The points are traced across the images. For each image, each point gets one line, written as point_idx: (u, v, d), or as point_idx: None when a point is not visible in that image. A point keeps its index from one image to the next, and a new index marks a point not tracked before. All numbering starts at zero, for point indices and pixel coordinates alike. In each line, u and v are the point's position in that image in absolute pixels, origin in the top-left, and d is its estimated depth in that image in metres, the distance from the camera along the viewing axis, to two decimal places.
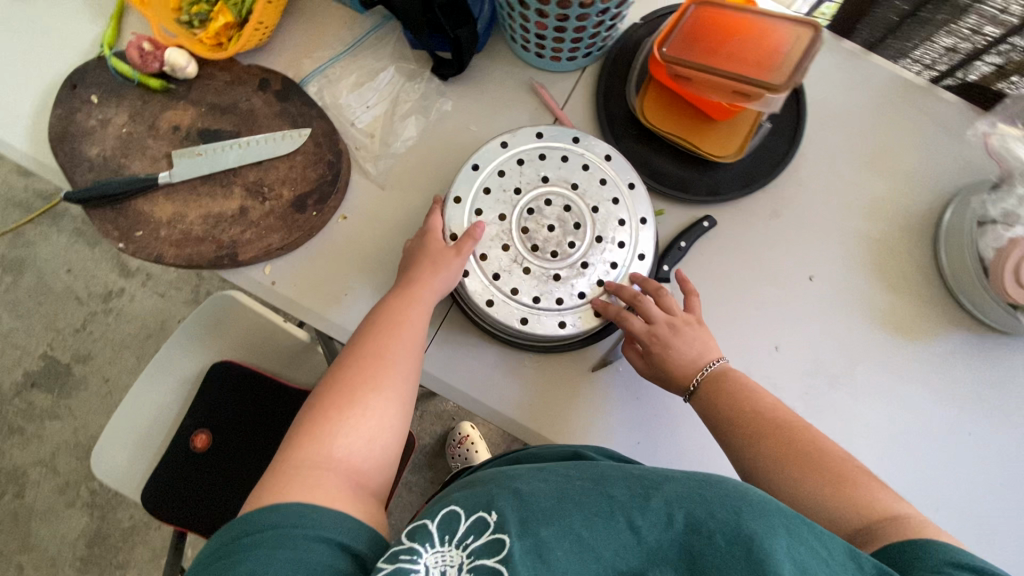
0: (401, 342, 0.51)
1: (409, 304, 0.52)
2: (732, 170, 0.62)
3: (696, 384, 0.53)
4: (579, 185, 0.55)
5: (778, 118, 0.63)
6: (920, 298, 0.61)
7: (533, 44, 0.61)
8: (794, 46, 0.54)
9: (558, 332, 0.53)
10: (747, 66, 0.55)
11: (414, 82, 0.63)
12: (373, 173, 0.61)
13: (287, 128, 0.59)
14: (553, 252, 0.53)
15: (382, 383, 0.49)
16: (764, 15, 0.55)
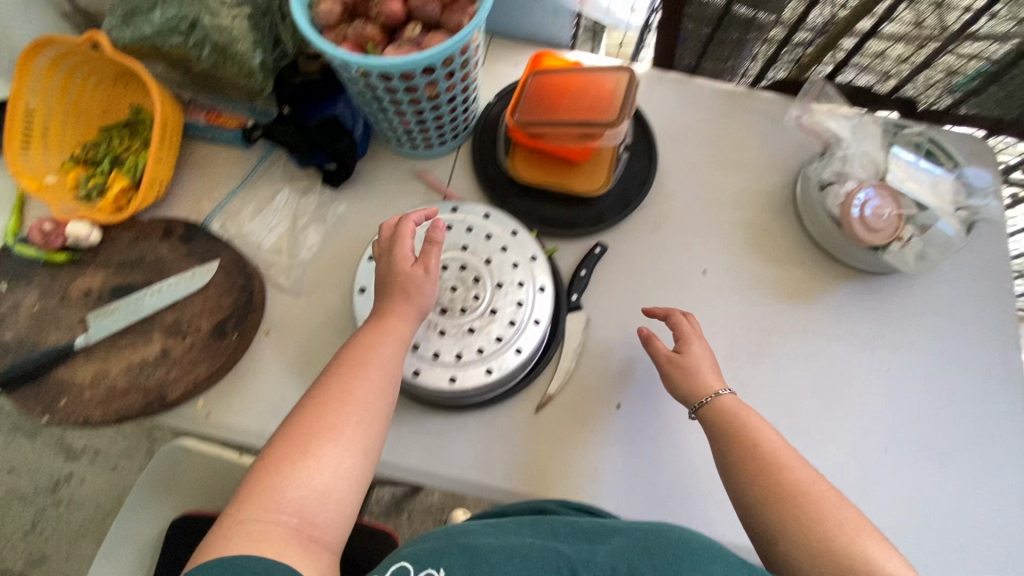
0: (371, 378, 0.50)
1: (380, 338, 0.52)
2: (609, 198, 0.69)
3: (707, 400, 0.56)
4: (469, 246, 0.61)
5: (632, 146, 0.72)
6: (800, 263, 0.69)
7: (405, 139, 0.69)
8: (619, 86, 0.64)
9: (487, 380, 0.55)
10: (587, 111, 0.63)
11: (308, 196, 0.69)
12: (288, 285, 0.65)
13: (195, 266, 0.63)
14: (461, 309, 0.57)
15: (343, 426, 0.47)
16: (589, 71, 0.66)
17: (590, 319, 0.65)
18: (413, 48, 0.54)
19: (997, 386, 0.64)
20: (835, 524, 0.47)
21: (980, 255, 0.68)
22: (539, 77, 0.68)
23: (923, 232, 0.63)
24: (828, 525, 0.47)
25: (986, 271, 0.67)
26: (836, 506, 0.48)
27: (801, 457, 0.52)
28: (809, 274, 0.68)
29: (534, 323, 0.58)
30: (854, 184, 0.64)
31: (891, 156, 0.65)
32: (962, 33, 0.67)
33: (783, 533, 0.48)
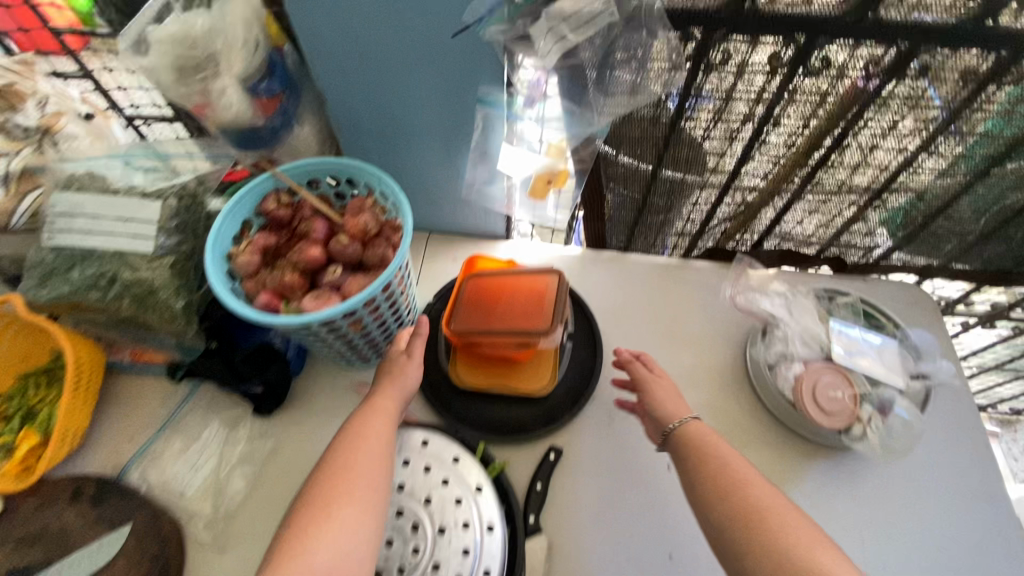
0: (370, 450, 0.52)
1: (370, 417, 0.55)
2: (556, 394, 0.67)
3: (677, 425, 0.57)
4: (406, 484, 0.56)
5: (576, 333, 0.71)
6: (769, 443, 0.65)
7: (341, 358, 0.66)
8: (552, 289, 0.64)
9: None
10: (521, 318, 0.62)
11: (239, 427, 0.64)
12: (211, 539, 0.58)
13: (104, 534, 0.56)
14: (399, 568, 0.51)
15: (349, 497, 0.48)
16: (521, 275, 0.66)
17: (550, 542, 0.59)
18: (333, 295, 0.53)
19: (1003, 565, 0.58)
20: (817, 551, 0.45)
21: (947, 414, 0.65)
22: (473, 280, 0.68)
23: (883, 416, 0.59)
24: (794, 539, 0.45)
25: (957, 433, 0.64)
26: (794, 521, 0.47)
27: (779, 491, 0.50)
28: (780, 454, 0.64)
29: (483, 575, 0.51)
30: (801, 366, 0.62)
31: (831, 330, 0.64)
32: (874, 203, 0.69)
33: (734, 527, 0.48)
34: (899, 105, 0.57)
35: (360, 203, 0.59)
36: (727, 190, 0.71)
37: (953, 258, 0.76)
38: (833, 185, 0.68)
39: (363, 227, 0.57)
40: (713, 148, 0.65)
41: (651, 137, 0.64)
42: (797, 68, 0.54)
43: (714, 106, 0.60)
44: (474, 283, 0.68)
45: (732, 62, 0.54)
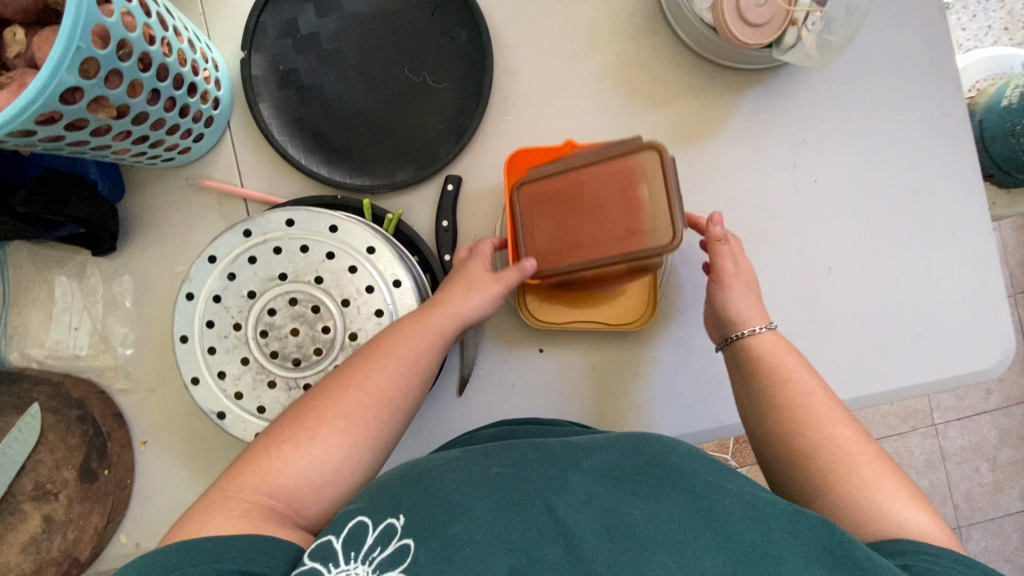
0: (396, 366, 0.42)
1: (415, 332, 0.43)
2: (443, 120, 0.54)
3: (738, 338, 0.46)
4: (287, 271, 0.47)
5: (434, 11, 0.54)
6: (694, 90, 0.54)
7: (151, 159, 0.50)
8: (648, 177, 0.44)
9: None
10: (618, 234, 0.45)
11: (91, 276, 0.54)
12: (133, 385, 0.55)
13: (15, 417, 0.51)
14: (316, 350, 0.46)
15: (356, 419, 0.39)
16: (601, 163, 0.45)
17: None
18: (31, 75, 0.36)
19: (938, 147, 0.54)
20: (857, 464, 0.37)
21: None
22: (526, 190, 0.48)
23: (821, 5, 0.46)
24: (848, 450, 0.38)
25: (907, 6, 0.53)
26: (875, 472, 0.37)
27: (813, 371, 0.44)
28: (706, 99, 0.54)
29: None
30: None
31: None
32: None
33: (782, 462, 0.40)
34: None
35: None
36: None
37: None
38: None
39: None
40: None
41: None
42: None
43: None
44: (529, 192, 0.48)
45: None
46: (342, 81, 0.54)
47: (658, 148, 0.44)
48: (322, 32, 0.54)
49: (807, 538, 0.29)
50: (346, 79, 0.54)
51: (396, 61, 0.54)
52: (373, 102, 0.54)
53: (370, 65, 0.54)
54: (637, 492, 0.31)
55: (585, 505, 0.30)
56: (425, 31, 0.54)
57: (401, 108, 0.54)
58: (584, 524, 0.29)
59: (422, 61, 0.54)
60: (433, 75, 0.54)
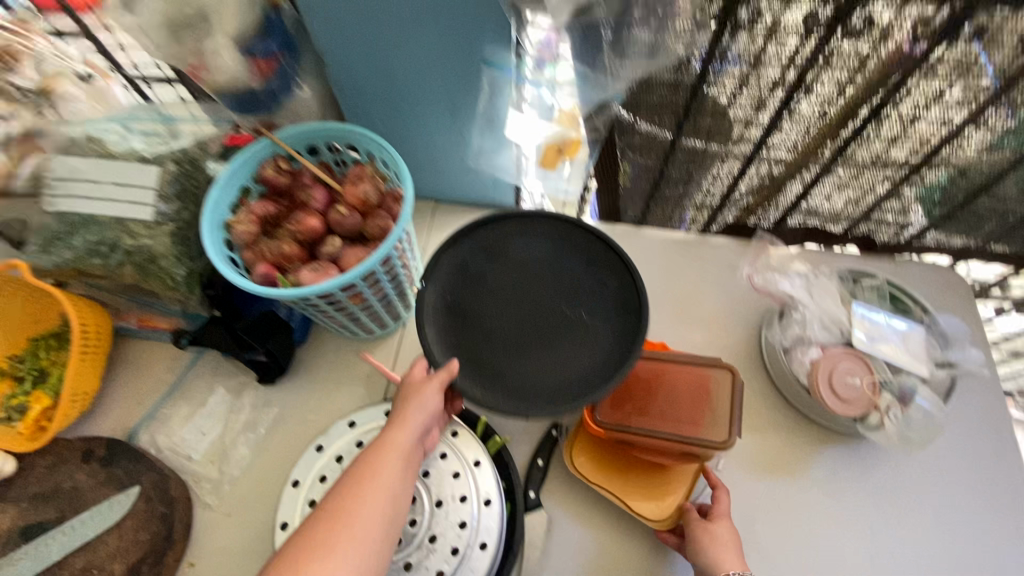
0: (378, 490, 0.43)
1: (388, 449, 0.46)
2: (598, 365, 0.55)
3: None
4: None
5: (602, 291, 0.59)
6: (782, 428, 0.63)
7: (344, 330, 0.65)
8: (719, 390, 0.56)
9: None
10: (686, 426, 0.54)
11: (244, 396, 0.65)
12: (216, 503, 0.59)
13: (114, 493, 0.58)
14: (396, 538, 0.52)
15: (337, 553, 0.39)
16: (682, 363, 0.58)
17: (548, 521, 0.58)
18: (331, 268, 0.53)
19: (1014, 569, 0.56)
20: None
21: (969, 406, 0.62)
22: None
23: (902, 406, 0.57)
24: None
25: (978, 427, 0.61)
26: None
27: None
28: (791, 439, 0.62)
29: (481, 547, 0.52)
30: (818, 351, 0.60)
31: (853, 314, 0.61)
32: (911, 177, 0.64)
33: None
34: (947, 72, 0.52)
35: (360, 174, 0.57)
36: (748, 163, 0.67)
37: (992, 238, 0.71)
38: (868, 157, 0.63)
39: (363, 198, 0.55)
40: (737, 117, 0.61)
41: (671, 102, 0.61)
42: (835, 29, 0.50)
43: (746, 63, 0.55)
44: None
45: (762, 23, 0.51)
46: (502, 311, 0.58)
47: (732, 372, 0.57)
48: (490, 268, 0.60)
49: None
50: (506, 310, 0.58)
51: (556, 301, 0.58)
52: (534, 334, 0.57)
53: (529, 304, 0.58)
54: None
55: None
56: (583, 277, 0.59)
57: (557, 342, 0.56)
58: None
59: (579, 306, 0.58)
60: (590, 319, 0.57)
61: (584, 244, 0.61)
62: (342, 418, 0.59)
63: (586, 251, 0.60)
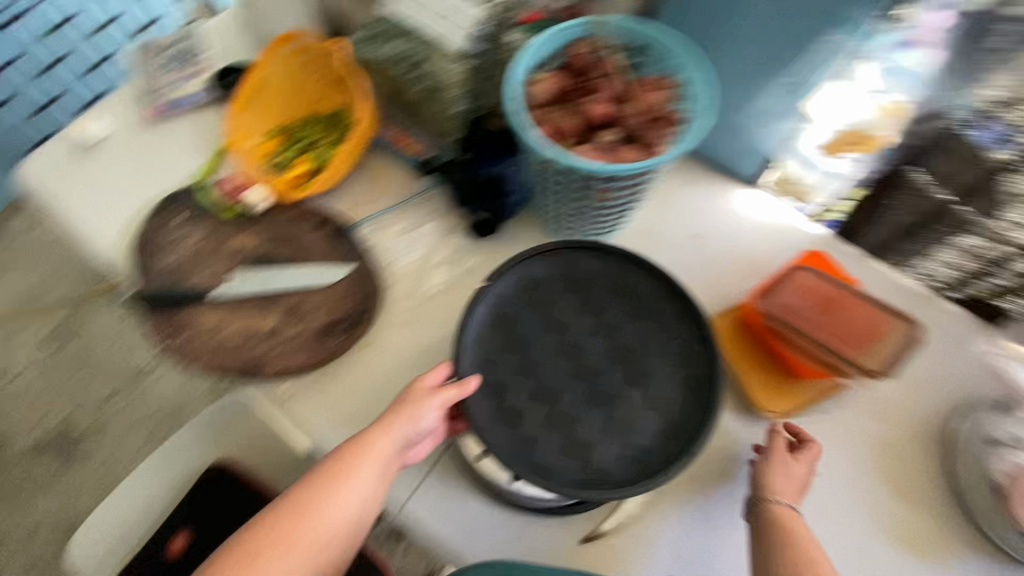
0: (343, 492, 0.51)
1: (366, 455, 0.52)
2: (620, 453, 0.54)
3: (770, 501, 0.54)
4: None
5: (684, 368, 0.57)
6: (935, 513, 0.60)
7: (559, 219, 0.68)
8: (890, 337, 0.57)
9: (545, 497, 0.55)
10: (846, 344, 0.57)
11: (451, 237, 0.71)
12: (400, 310, 0.67)
13: (333, 263, 0.67)
14: None
15: (297, 539, 0.49)
16: (863, 298, 0.59)
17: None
18: (606, 154, 0.55)
19: None
20: None
21: None
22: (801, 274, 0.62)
23: None
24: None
25: None
26: None
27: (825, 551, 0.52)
28: (939, 527, 0.59)
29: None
30: None
31: None
32: None
33: None
34: None
35: (658, 82, 0.58)
36: None
37: None
38: None
39: (655, 105, 0.57)
40: None
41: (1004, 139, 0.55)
42: None
43: None
44: (801, 276, 0.62)
45: None
46: (554, 357, 0.58)
47: (909, 326, 0.58)
48: (566, 306, 0.60)
49: None
50: (557, 355, 0.58)
51: (614, 370, 0.57)
52: (571, 390, 0.56)
53: (580, 360, 0.58)
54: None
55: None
56: (656, 358, 0.58)
57: (588, 415, 0.55)
58: None
59: (639, 384, 0.57)
60: (640, 405, 0.56)
61: (674, 323, 0.59)
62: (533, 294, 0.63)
63: (672, 331, 0.59)
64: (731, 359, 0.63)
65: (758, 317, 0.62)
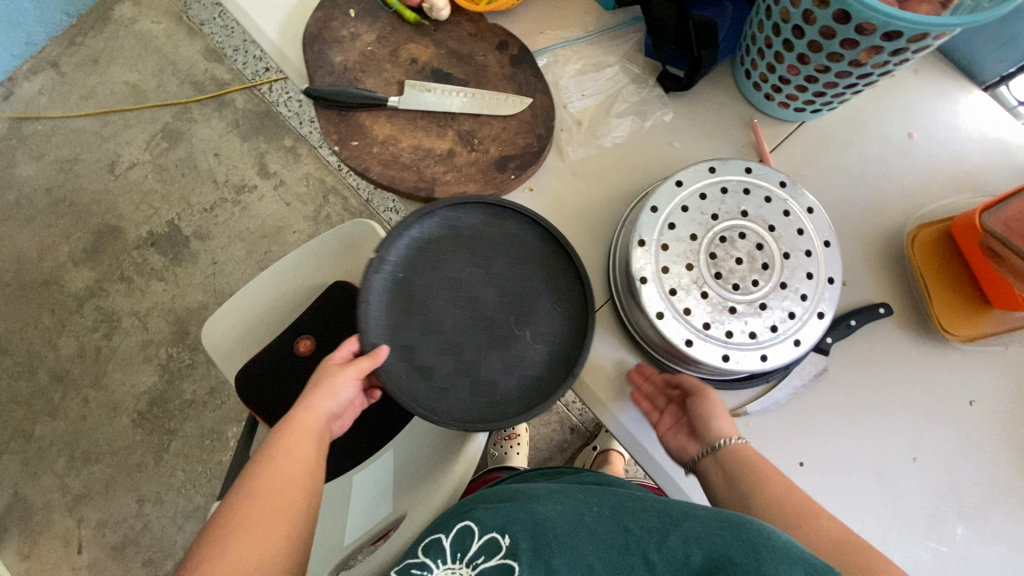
0: (286, 472, 0.48)
1: (299, 430, 0.50)
2: (521, 380, 0.54)
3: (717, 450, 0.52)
4: (776, 228, 0.54)
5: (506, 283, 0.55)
6: None
7: (768, 85, 0.60)
8: None
9: (720, 365, 0.51)
10: None
11: (636, 86, 0.64)
12: (570, 157, 0.62)
13: (511, 92, 0.62)
14: (735, 285, 0.52)
15: (254, 529, 0.45)
16: None
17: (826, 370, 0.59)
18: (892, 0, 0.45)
19: None
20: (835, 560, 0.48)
21: None
22: None
23: None
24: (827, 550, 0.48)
25: None
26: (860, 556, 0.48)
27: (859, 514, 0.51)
28: None
29: (792, 342, 0.51)
30: None
31: None
32: None
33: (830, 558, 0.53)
34: None
35: None
36: None
37: None
38: None
39: None
40: None
41: None
42: None
43: None
44: None
45: None
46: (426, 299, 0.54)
47: None
48: (446, 258, 0.55)
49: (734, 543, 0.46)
50: (452, 307, 0.54)
51: (502, 315, 0.54)
52: (468, 339, 0.53)
53: (478, 310, 0.54)
54: (703, 547, 0.47)
55: (675, 560, 0.47)
56: (542, 293, 0.55)
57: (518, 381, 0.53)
58: None
59: (529, 322, 0.55)
60: (532, 341, 0.54)
61: (544, 285, 0.56)
62: (739, 161, 0.56)
63: (556, 291, 0.56)
64: (919, 271, 0.59)
65: (972, 232, 0.57)
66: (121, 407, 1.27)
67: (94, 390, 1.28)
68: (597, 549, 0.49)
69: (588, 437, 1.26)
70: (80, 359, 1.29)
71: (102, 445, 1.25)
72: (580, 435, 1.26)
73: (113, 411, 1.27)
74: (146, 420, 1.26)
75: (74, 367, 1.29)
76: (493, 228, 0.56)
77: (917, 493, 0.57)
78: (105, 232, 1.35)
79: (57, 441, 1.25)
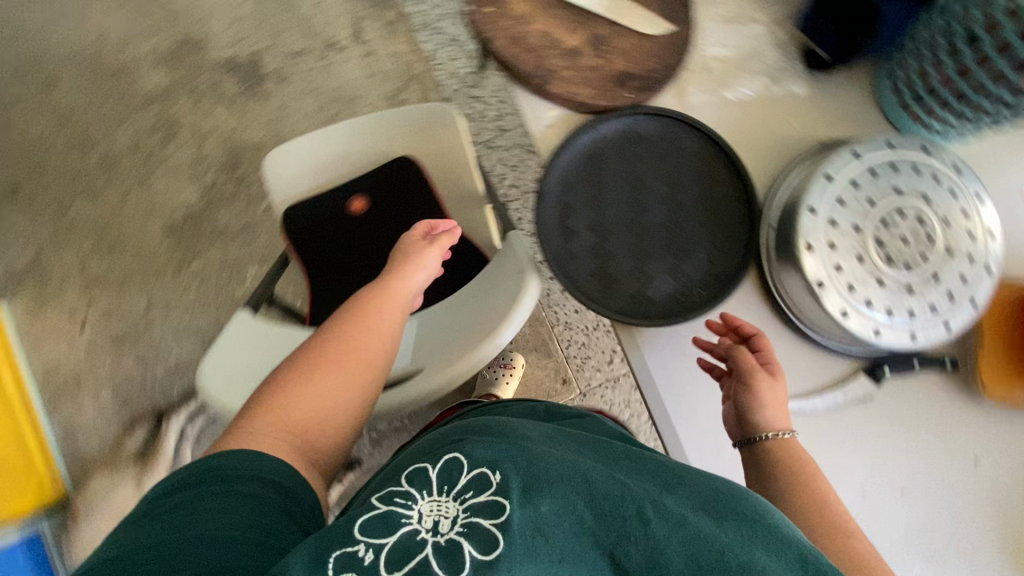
0: (381, 325, 0.68)
1: (392, 297, 0.70)
2: (650, 290, 0.58)
3: (766, 437, 0.55)
4: (932, 197, 0.54)
5: (671, 211, 0.60)
6: None
7: (909, 92, 0.57)
8: None
9: (908, 346, 0.53)
10: None
11: (776, 51, 0.63)
12: (688, 99, 0.62)
13: (656, 15, 0.62)
14: (905, 265, 0.53)
15: (334, 368, 0.64)
16: None
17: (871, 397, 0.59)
18: None
19: None
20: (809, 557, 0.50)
21: None
22: None
23: None
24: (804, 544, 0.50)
25: None
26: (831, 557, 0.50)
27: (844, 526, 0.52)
28: None
29: (971, 304, 0.53)
30: None
31: None
32: None
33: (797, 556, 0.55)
34: None
35: None
36: None
37: None
38: None
39: None
40: None
41: None
42: None
43: None
44: None
45: None
46: (594, 211, 0.60)
47: None
48: (611, 173, 0.60)
49: (728, 516, 0.45)
50: (616, 205, 0.59)
51: (659, 235, 0.59)
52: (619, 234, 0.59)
53: (639, 218, 0.59)
54: (698, 513, 0.45)
55: (672, 520, 0.44)
56: (701, 238, 0.59)
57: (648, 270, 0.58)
58: (567, 543, 0.43)
59: (676, 254, 0.59)
60: (671, 269, 0.59)
61: (706, 234, 0.60)
62: (877, 137, 0.56)
63: (718, 241, 0.60)
64: (982, 323, 0.59)
65: None
66: (156, 212, 1.30)
67: (136, 188, 1.31)
68: (590, 497, 0.46)
69: (576, 394, 1.28)
70: (132, 155, 1.32)
71: (129, 241, 1.29)
72: (570, 390, 1.29)
73: (148, 213, 1.30)
74: (176, 232, 1.29)
75: (124, 161, 1.31)
76: (657, 141, 0.60)
77: (892, 522, 0.59)
78: (188, 42, 1.34)
79: (90, 222, 1.29)
